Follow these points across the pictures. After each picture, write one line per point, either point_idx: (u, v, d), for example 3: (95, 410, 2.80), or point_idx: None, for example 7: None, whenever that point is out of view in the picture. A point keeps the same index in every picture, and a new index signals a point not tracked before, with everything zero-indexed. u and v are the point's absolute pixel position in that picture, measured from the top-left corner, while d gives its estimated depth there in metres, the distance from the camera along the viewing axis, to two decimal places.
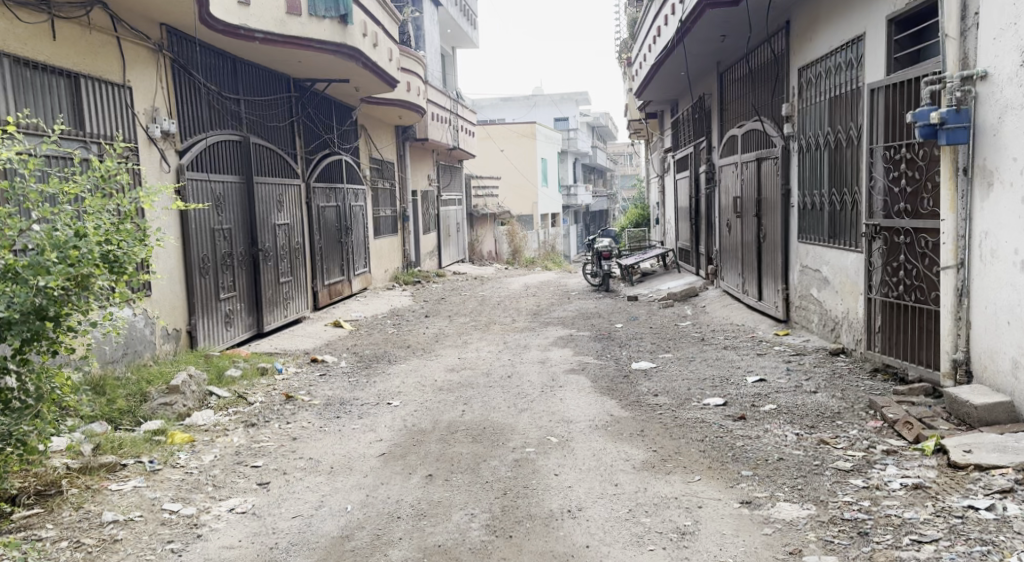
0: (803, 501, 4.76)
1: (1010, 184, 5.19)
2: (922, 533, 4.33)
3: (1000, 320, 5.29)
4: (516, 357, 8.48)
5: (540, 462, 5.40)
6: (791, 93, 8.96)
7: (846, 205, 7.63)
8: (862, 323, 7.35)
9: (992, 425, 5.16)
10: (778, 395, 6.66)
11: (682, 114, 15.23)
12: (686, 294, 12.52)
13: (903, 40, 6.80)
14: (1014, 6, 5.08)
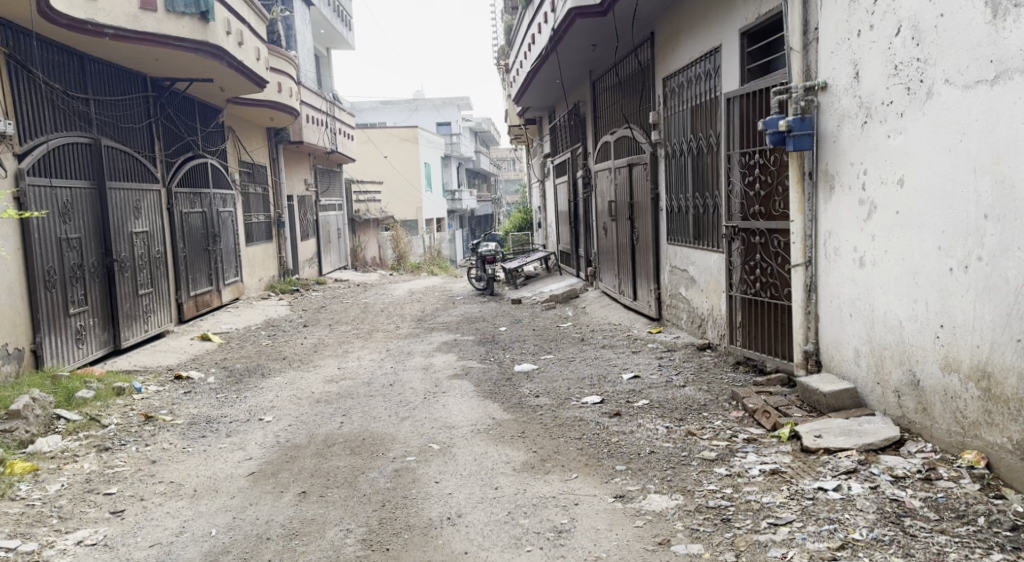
0: (670, 492, 4.95)
1: (847, 187, 5.50)
2: (778, 516, 4.55)
3: (844, 314, 5.62)
4: (399, 364, 8.45)
5: (421, 470, 5.42)
6: (657, 101, 9.28)
7: (709, 208, 7.95)
8: (726, 319, 7.70)
9: (839, 411, 5.47)
10: (651, 390, 6.89)
11: (560, 121, 15.50)
12: (568, 295, 12.82)
13: (754, 52, 7.16)
14: (847, 22, 5.38)
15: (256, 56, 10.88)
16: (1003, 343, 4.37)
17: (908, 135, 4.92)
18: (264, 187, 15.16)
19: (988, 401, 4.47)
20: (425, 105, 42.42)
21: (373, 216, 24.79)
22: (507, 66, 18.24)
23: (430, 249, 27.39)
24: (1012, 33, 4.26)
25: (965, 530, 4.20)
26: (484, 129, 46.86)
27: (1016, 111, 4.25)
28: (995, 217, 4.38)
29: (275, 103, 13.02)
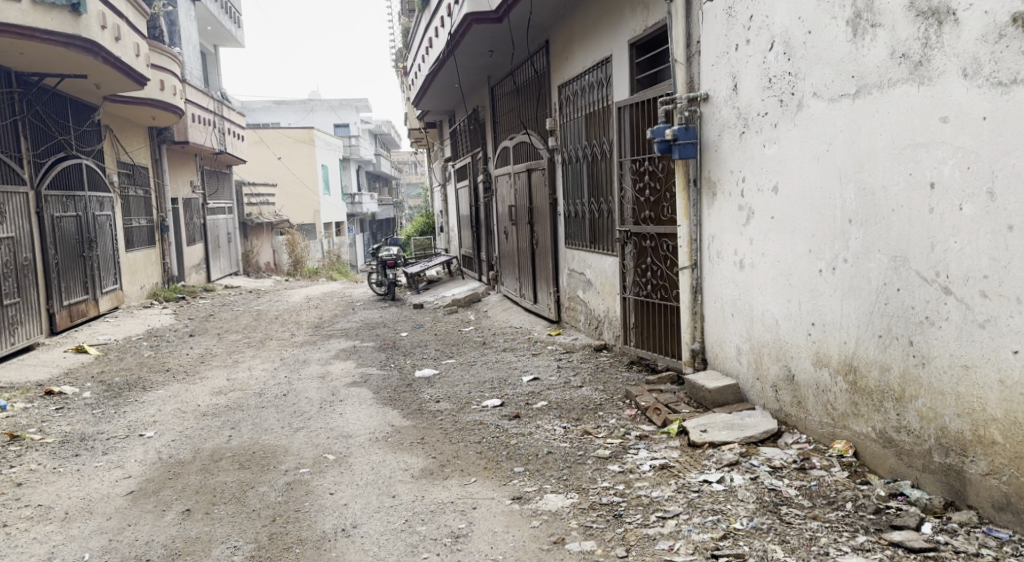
0: (566, 491, 5.06)
1: (728, 194, 5.75)
2: (665, 509, 4.66)
3: (726, 313, 5.89)
4: (293, 373, 8.38)
5: (315, 482, 5.41)
6: (553, 109, 9.47)
7: (603, 213, 8.18)
8: (620, 320, 7.92)
9: (723, 406, 5.70)
10: (550, 391, 7.05)
11: (459, 125, 15.59)
12: (471, 299, 12.93)
13: (642, 62, 7.39)
14: (726, 37, 5.62)
15: (135, 53, 10.62)
16: (867, 340, 4.51)
17: (782, 144, 5.12)
18: (146, 189, 14.74)
19: (854, 393, 4.64)
20: (321, 106, 41.91)
21: (269, 221, 24.28)
22: (405, 69, 18.24)
23: (328, 254, 26.90)
24: (870, 50, 4.35)
25: (835, 515, 4.31)
26: (383, 131, 46.41)
27: (874, 123, 4.36)
28: (858, 222, 4.52)
29: (155, 102, 12.67)
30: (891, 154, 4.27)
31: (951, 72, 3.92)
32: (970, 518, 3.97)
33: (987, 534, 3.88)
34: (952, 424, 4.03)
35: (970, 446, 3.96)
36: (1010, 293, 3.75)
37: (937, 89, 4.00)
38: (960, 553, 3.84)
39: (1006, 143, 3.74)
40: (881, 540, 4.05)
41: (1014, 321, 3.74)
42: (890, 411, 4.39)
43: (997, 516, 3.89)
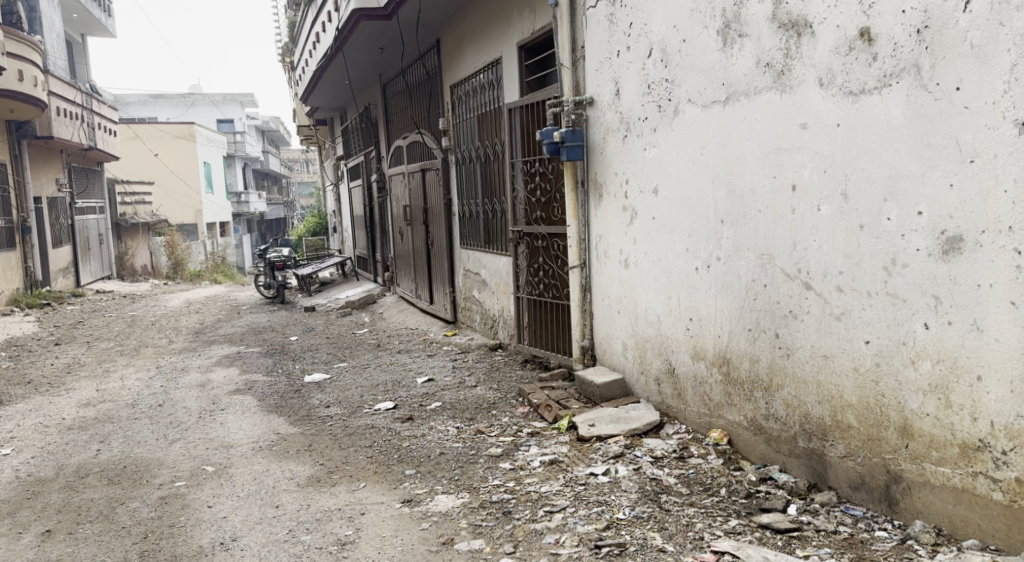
0: (457, 491, 5.01)
1: (613, 195, 5.83)
2: (553, 504, 4.61)
3: (613, 311, 5.98)
4: (170, 383, 8.21)
5: (192, 496, 5.28)
6: (445, 109, 9.52)
7: (497, 213, 8.29)
8: (514, 320, 8.06)
9: (610, 401, 5.80)
10: (444, 392, 7.11)
11: (350, 123, 15.51)
12: (365, 301, 12.89)
13: (531, 65, 7.53)
14: (608, 43, 5.74)
15: None
16: (739, 334, 4.68)
17: (661, 148, 5.23)
18: (5, 188, 14.10)
19: (728, 384, 4.83)
20: (203, 100, 40.97)
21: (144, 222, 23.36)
22: (291, 64, 17.98)
23: (212, 256, 26.22)
24: (739, 59, 4.48)
25: (710, 501, 4.39)
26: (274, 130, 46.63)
27: (743, 129, 4.48)
28: (731, 222, 4.65)
29: (14, 93, 12.16)
30: (759, 157, 4.39)
31: (809, 82, 4.02)
32: (830, 498, 4.11)
33: (844, 513, 4.00)
34: (815, 410, 4.19)
35: (830, 430, 4.11)
36: (861, 288, 3.86)
37: (797, 97, 4.11)
38: (820, 531, 3.92)
39: (856, 147, 3.82)
40: (752, 523, 4.09)
41: (866, 313, 3.84)
42: (760, 400, 4.59)
43: (854, 495, 4.03)
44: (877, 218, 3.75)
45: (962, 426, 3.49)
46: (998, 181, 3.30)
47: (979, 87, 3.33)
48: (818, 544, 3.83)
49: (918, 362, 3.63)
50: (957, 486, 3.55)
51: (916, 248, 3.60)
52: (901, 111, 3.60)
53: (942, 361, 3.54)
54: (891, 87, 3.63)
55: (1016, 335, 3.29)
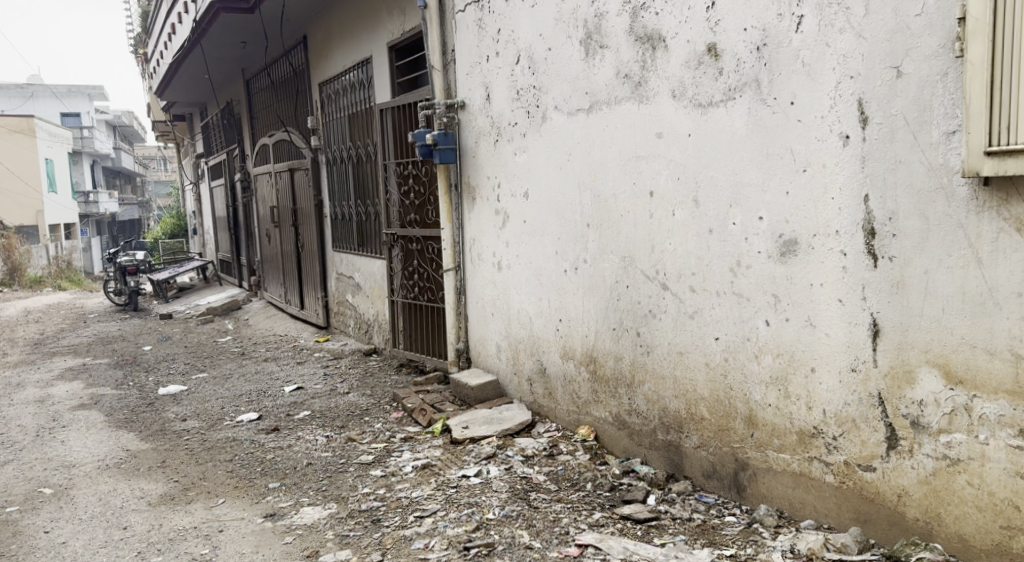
0: (325, 501, 4.87)
1: (485, 198, 5.94)
2: (423, 508, 4.56)
3: (487, 313, 6.08)
4: (4, 401, 7.77)
5: (26, 521, 4.97)
6: (314, 107, 9.42)
7: (370, 215, 8.26)
8: (389, 324, 8.06)
9: (483, 402, 5.87)
10: (314, 401, 7.00)
11: (211, 119, 15.12)
12: (229, 307, 12.57)
13: (402, 66, 7.54)
14: (478, 48, 5.83)
15: None
16: (605, 333, 4.86)
17: (529, 153, 5.37)
18: None
19: (595, 382, 4.99)
20: (43, 91, 38.97)
21: None
22: (145, 55, 17.25)
23: (55, 260, 24.90)
24: (600, 69, 4.68)
25: (577, 496, 4.49)
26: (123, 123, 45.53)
27: (605, 136, 4.68)
28: (595, 226, 4.84)
29: None
30: (620, 164, 4.59)
31: (664, 93, 4.25)
32: (685, 487, 4.34)
33: (698, 500, 4.23)
34: (672, 404, 4.43)
35: (686, 423, 4.35)
36: (711, 288, 4.11)
37: (653, 107, 4.34)
38: (676, 519, 4.11)
39: (705, 156, 4.06)
40: (614, 515, 4.23)
41: (715, 312, 4.10)
42: (624, 396, 4.78)
43: (706, 483, 4.27)
44: (724, 223, 4.00)
45: (800, 415, 3.76)
46: (827, 190, 3.56)
47: (811, 102, 3.58)
48: (674, 531, 4.01)
49: (761, 356, 3.90)
50: (796, 471, 3.82)
51: (758, 250, 3.86)
52: (745, 123, 3.85)
53: (782, 356, 3.81)
54: (736, 100, 3.88)
55: (842, 331, 3.56)
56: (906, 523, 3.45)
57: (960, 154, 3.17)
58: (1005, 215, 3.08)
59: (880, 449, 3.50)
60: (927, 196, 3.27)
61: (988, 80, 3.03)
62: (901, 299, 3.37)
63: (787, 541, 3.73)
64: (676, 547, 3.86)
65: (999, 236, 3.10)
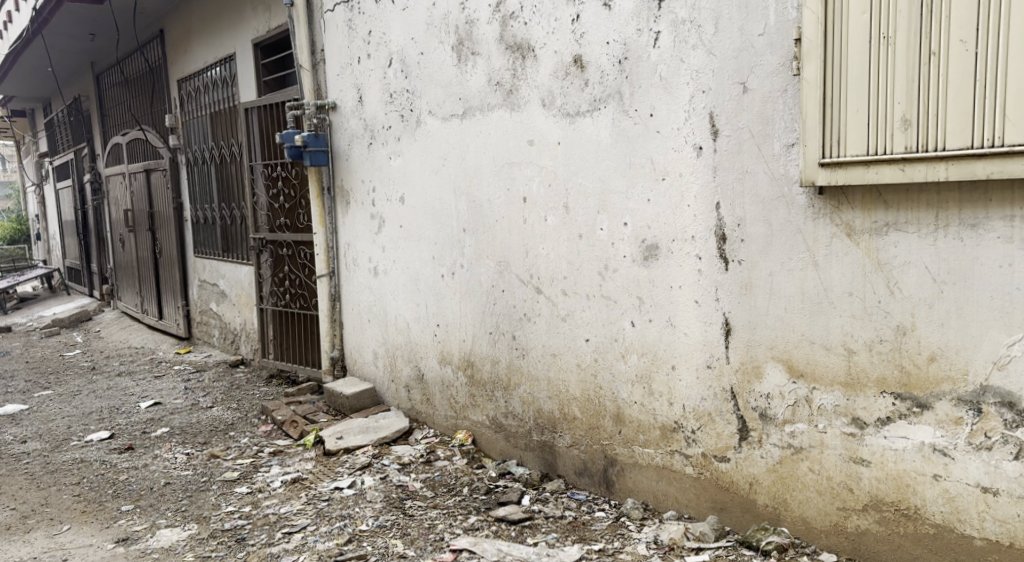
0: (184, 522, 4.62)
1: (360, 202, 5.97)
2: (292, 524, 4.46)
3: (364, 319, 6.09)
4: None
5: None
6: (174, 105, 9.22)
7: (236, 220, 8.15)
8: (258, 334, 7.90)
9: (360, 411, 5.89)
10: (172, 417, 6.64)
11: (57, 117, 14.52)
12: (80, 318, 12.09)
13: (268, 64, 7.43)
14: (349, 49, 5.86)
15: None
16: (482, 337, 4.97)
17: (405, 157, 5.45)
18: None
19: (473, 385, 5.09)
20: None
21: None
22: None
23: None
24: (472, 76, 4.81)
25: (453, 501, 4.56)
26: None
27: (479, 142, 4.81)
28: (472, 230, 4.95)
29: None
30: (494, 170, 4.73)
31: (534, 102, 4.41)
32: (559, 485, 4.49)
33: (570, 497, 4.38)
34: (545, 405, 4.58)
35: (558, 422, 4.51)
36: (582, 291, 4.28)
37: (524, 115, 4.49)
38: (550, 517, 4.23)
39: (573, 163, 4.24)
40: (489, 518, 4.31)
41: (586, 314, 4.27)
42: (501, 398, 4.90)
43: (578, 480, 4.44)
44: (592, 228, 4.18)
45: (662, 411, 3.97)
46: (684, 198, 3.77)
47: (668, 115, 3.79)
48: (546, 530, 4.12)
49: (627, 356, 4.09)
50: (659, 464, 4.03)
51: (623, 254, 4.05)
52: (609, 133, 4.04)
53: (646, 354, 4.01)
54: (600, 111, 4.08)
55: (698, 329, 3.78)
56: (756, 509, 3.70)
57: (798, 165, 3.42)
58: (837, 220, 3.35)
59: (733, 441, 3.73)
60: (770, 204, 3.52)
61: (821, 97, 3.28)
62: (749, 299, 3.61)
63: (651, 532, 3.92)
64: (548, 546, 3.97)
65: (832, 240, 3.36)
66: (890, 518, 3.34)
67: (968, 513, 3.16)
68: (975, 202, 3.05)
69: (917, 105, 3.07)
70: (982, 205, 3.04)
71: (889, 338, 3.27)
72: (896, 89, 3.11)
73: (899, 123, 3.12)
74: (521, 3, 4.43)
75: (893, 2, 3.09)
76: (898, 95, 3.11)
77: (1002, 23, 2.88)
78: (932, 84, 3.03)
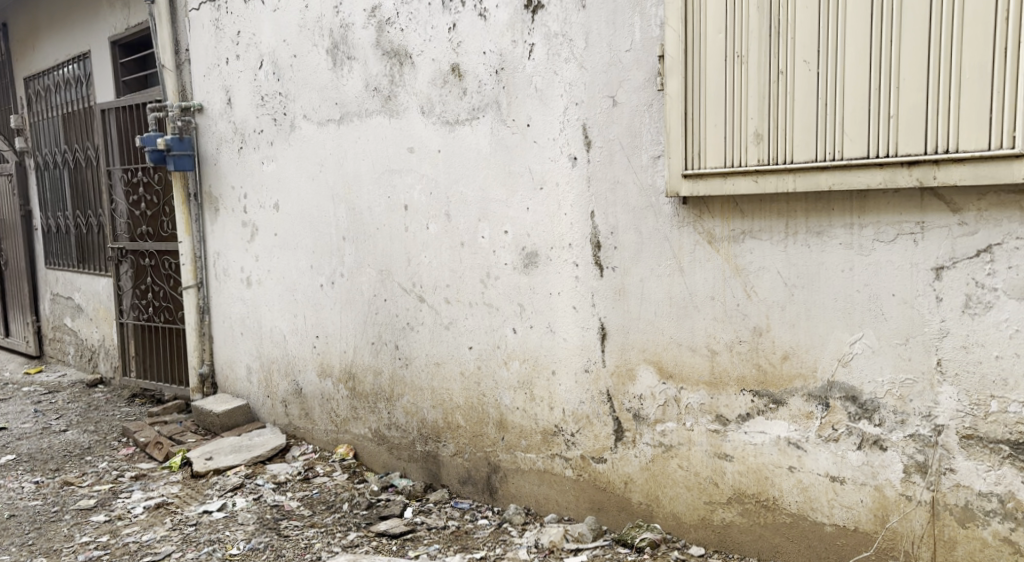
0: (31, 557, 4.28)
1: (230, 210, 5.74)
2: (155, 551, 4.22)
3: (235, 332, 5.85)
4: None
5: None
6: (20, 105, 8.60)
7: (93, 228, 7.63)
8: (117, 350, 7.36)
9: (232, 429, 5.64)
10: (20, 442, 6.12)
11: None
12: None
13: (127, 63, 7.02)
14: (215, 49, 5.64)
15: None
16: (363, 349, 4.89)
17: (278, 162, 5.29)
18: None
19: (354, 398, 5.00)
20: None
21: None
22: None
23: None
24: (349, 80, 4.74)
25: (331, 518, 4.44)
26: None
27: (358, 148, 4.74)
28: (351, 239, 4.87)
29: None
30: (373, 177, 4.68)
31: (413, 109, 4.41)
32: (443, 495, 4.47)
33: (453, 507, 4.38)
34: (429, 415, 4.55)
35: (442, 432, 4.50)
36: (464, 299, 4.30)
37: (403, 122, 4.48)
38: (431, 529, 4.21)
39: (455, 170, 4.26)
40: (369, 533, 4.23)
41: (469, 321, 4.29)
42: (383, 410, 4.83)
43: (461, 489, 4.45)
44: (474, 237, 4.22)
45: (543, 416, 4.05)
46: (560, 207, 3.88)
47: (544, 125, 3.89)
48: (428, 541, 4.09)
49: (509, 362, 4.14)
50: (541, 468, 4.10)
51: (503, 261, 4.11)
52: (488, 141, 4.10)
53: (527, 360, 4.08)
54: (479, 119, 4.13)
55: (577, 335, 3.89)
56: (632, 508, 3.83)
57: (663, 176, 3.58)
58: (699, 229, 3.53)
59: (609, 442, 3.85)
60: (639, 213, 3.66)
61: (682, 113, 3.46)
62: (622, 303, 3.75)
63: (532, 536, 3.98)
64: (430, 558, 3.94)
65: (696, 248, 3.54)
66: (752, 510, 3.53)
67: (819, 501, 3.37)
68: (820, 211, 3.26)
69: (767, 120, 3.26)
70: (825, 214, 3.25)
71: (747, 339, 3.47)
72: (749, 105, 3.30)
73: (752, 137, 3.31)
74: (397, 9, 4.42)
75: (746, 23, 3.27)
76: (751, 110, 3.30)
77: (838, 43, 3.07)
78: (779, 99, 3.22)
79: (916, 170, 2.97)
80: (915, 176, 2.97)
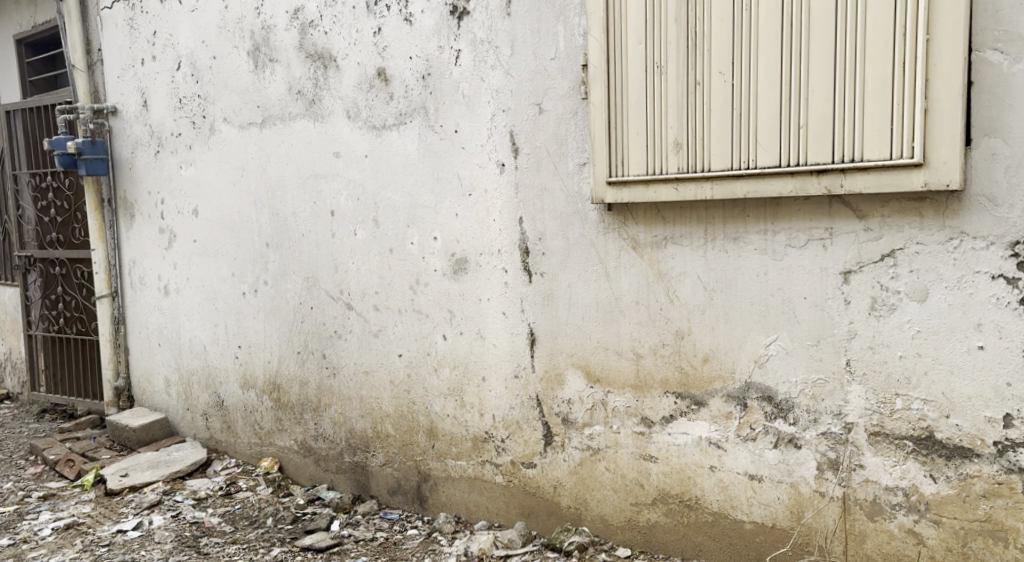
0: None
1: (147, 216, 5.52)
2: None
3: (152, 343, 5.63)
4: None
5: None
6: None
7: None
8: (25, 364, 6.96)
9: (150, 444, 5.42)
10: None
11: None
12: None
13: (35, 64, 6.71)
14: (130, 50, 5.43)
15: None
16: (288, 358, 4.78)
17: (197, 167, 5.13)
18: None
19: (278, 409, 4.87)
20: None
21: None
22: None
23: None
24: (271, 83, 4.64)
25: (253, 534, 4.31)
26: None
27: (281, 153, 4.64)
28: (274, 246, 4.76)
29: None
30: (298, 182, 4.59)
31: (338, 114, 4.35)
32: (371, 506, 4.40)
33: (381, 518, 4.32)
34: (358, 424, 4.48)
35: (371, 442, 4.43)
36: (393, 305, 4.26)
37: (328, 126, 4.41)
38: (358, 541, 4.14)
39: (382, 175, 4.22)
40: (293, 548, 4.13)
41: (398, 329, 4.25)
42: (309, 421, 4.73)
43: (391, 500, 4.39)
44: (404, 243, 4.18)
45: (473, 422, 4.04)
46: (488, 214, 3.89)
47: (471, 131, 3.89)
48: (355, 554, 4.02)
49: (440, 369, 4.12)
50: (471, 475, 4.09)
51: (432, 268, 4.09)
52: (417, 147, 4.08)
53: (457, 367, 4.07)
54: (406, 125, 4.11)
55: (505, 340, 3.91)
56: (561, 512, 3.86)
57: (588, 183, 3.62)
58: (624, 235, 3.59)
59: (538, 447, 3.87)
60: (566, 218, 3.70)
61: (605, 122, 3.52)
62: (551, 309, 3.78)
63: (461, 545, 3.95)
64: None
65: (620, 253, 3.60)
66: (676, 509, 3.59)
67: (739, 499, 3.46)
68: (736, 218, 3.36)
69: (686, 129, 3.34)
70: (741, 221, 3.35)
71: (669, 342, 3.54)
72: (669, 115, 3.38)
73: (672, 146, 3.38)
74: (320, 12, 4.35)
75: (666, 35, 3.35)
76: (670, 120, 3.38)
77: (751, 56, 3.17)
78: (696, 109, 3.31)
79: (824, 178, 3.08)
80: (824, 184, 3.08)
